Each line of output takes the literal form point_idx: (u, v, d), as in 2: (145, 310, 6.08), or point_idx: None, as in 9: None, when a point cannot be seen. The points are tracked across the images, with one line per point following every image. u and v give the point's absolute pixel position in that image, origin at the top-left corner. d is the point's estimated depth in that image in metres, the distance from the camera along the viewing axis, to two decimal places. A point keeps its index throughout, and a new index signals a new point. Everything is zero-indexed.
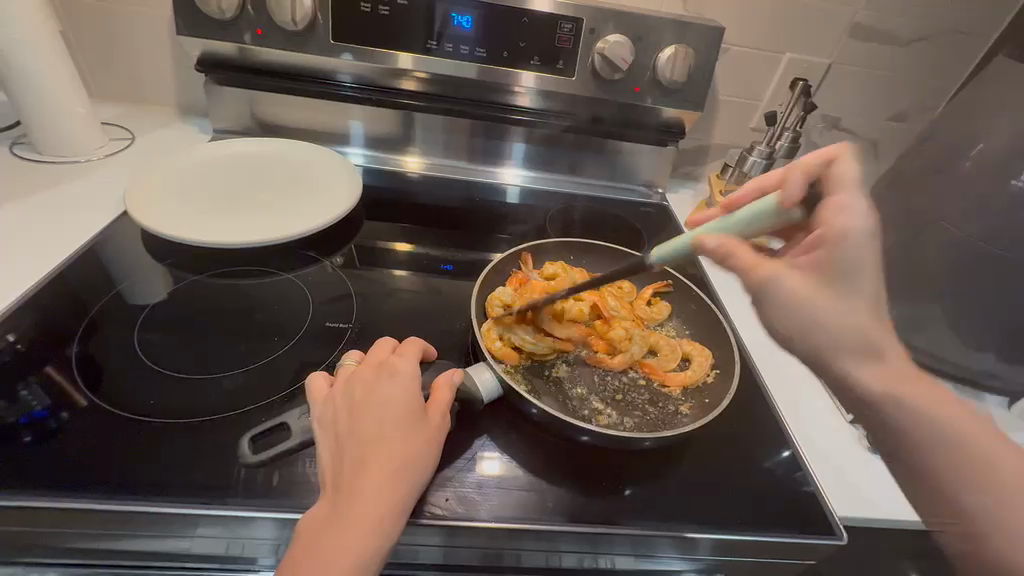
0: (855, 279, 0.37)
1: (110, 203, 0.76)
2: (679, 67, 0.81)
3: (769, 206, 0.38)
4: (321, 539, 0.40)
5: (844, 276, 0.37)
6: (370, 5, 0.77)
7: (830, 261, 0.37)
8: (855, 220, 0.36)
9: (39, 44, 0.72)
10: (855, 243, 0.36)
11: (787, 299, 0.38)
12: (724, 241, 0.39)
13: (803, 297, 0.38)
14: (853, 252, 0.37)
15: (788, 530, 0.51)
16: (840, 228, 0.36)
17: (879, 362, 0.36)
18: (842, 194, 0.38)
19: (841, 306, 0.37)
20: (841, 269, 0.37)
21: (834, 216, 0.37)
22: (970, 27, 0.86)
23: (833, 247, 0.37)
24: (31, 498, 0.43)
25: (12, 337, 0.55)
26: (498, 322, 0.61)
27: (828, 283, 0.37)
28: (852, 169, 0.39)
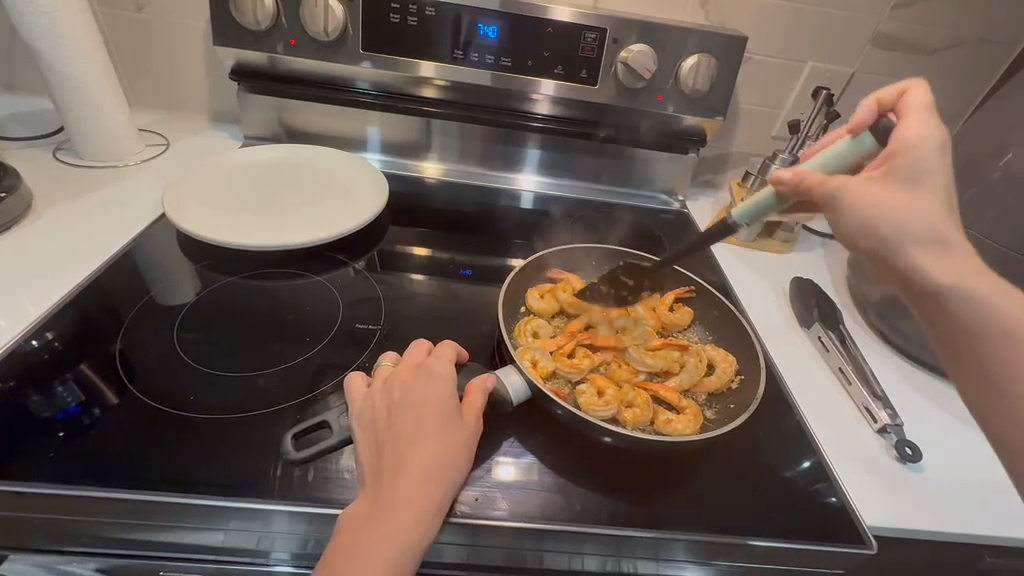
0: (923, 175, 0.43)
1: (145, 206, 0.78)
2: (702, 76, 0.82)
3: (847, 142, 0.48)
4: (364, 530, 0.41)
5: (915, 175, 0.43)
6: (399, 16, 0.79)
7: (897, 167, 0.43)
8: (927, 133, 0.43)
9: (85, 53, 0.75)
10: (921, 153, 0.42)
11: (851, 206, 0.44)
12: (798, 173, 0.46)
13: (868, 201, 0.43)
14: (924, 162, 0.42)
15: (813, 539, 0.51)
16: (908, 140, 0.43)
17: (939, 252, 0.42)
18: (912, 114, 0.44)
19: (910, 202, 0.42)
20: (908, 171, 0.43)
21: (905, 131, 0.43)
22: (996, 37, 0.85)
23: (903, 160, 0.43)
24: (70, 489, 0.45)
25: (51, 335, 0.58)
26: (533, 346, 0.61)
27: (891, 182, 0.43)
28: (924, 98, 0.45)
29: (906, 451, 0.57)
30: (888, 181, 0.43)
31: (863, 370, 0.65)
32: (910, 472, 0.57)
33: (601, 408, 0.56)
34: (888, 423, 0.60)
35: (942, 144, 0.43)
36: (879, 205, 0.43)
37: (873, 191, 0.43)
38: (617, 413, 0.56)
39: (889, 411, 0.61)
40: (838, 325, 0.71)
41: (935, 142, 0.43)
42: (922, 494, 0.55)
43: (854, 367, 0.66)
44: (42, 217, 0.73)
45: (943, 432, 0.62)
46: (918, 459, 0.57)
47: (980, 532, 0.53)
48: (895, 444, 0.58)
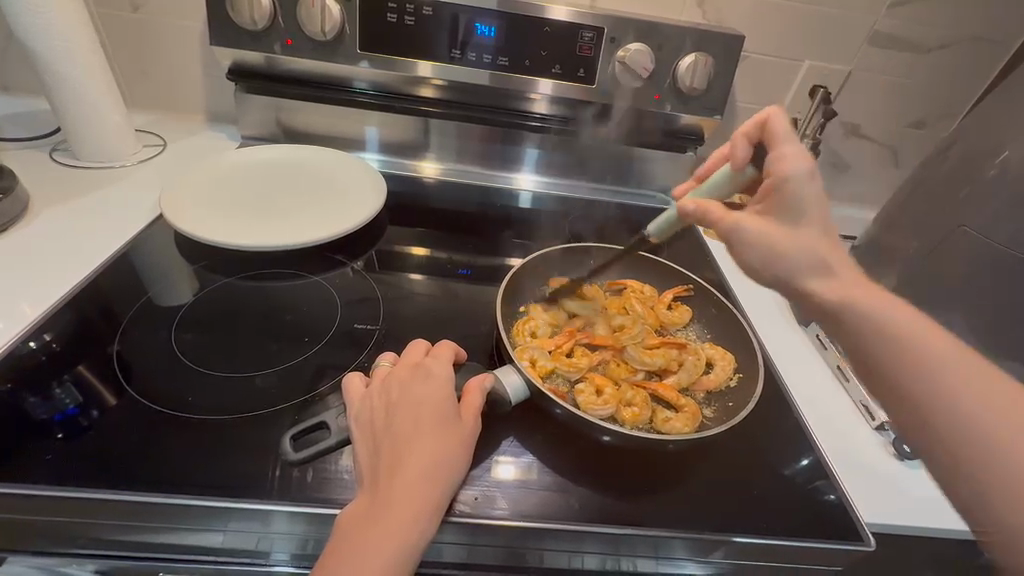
0: (800, 207, 0.44)
1: (143, 207, 0.78)
2: (699, 75, 0.82)
3: (727, 173, 0.51)
4: (365, 532, 0.41)
5: (794, 209, 0.45)
6: (396, 16, 0.79)
7: (776, 203, 0.45)
8: (799, 164, 0.45)
9: (81, 54, 0.75)
10: (796, 183, 0.44)
11: (751, 242, 0.45)
12: (700, 205, 0.48)
13: (765, 236, 0.45)
14: (800, 194, 0.44)
15: (812, 536, 0.51)
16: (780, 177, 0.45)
17: (831, 279, 0.43)
18: (779, 145, 0.47)
19: (794, 235, 0.44)
20: (787, 204, 0.45)
21: (779, 164, 0.46)
22: (991, 35, 0.86)
23: (778, 190, 0.45)
24: (68, 490, 0.45)
25: (48, 337, 0.58)
26: (532, 347, 0.60)
27: (774, 219, 0.46)
28: (784, 122, 0.47)
29: (903, 448, 0.58)
30: (770, 217, 0.46)
31: None
32: (908, 469, 0.57)
33: (600, 407, 0.56)
34: (885, 421, 0.60)
35: (814, 170, 0.44)
36: (770, 240, 0.45)
37: (764, 228, 0.45)
38: (615, 412, 0.56)
39: None
40: None
41: (809, 173, 0.44)
42: (919, 491, 0.55)
43: (851, 365, 0.66)
44: (39, 218, 0.72)
45: None
46: (916, 456, 0.57)
47: None
48: (893, 441, 0.59)
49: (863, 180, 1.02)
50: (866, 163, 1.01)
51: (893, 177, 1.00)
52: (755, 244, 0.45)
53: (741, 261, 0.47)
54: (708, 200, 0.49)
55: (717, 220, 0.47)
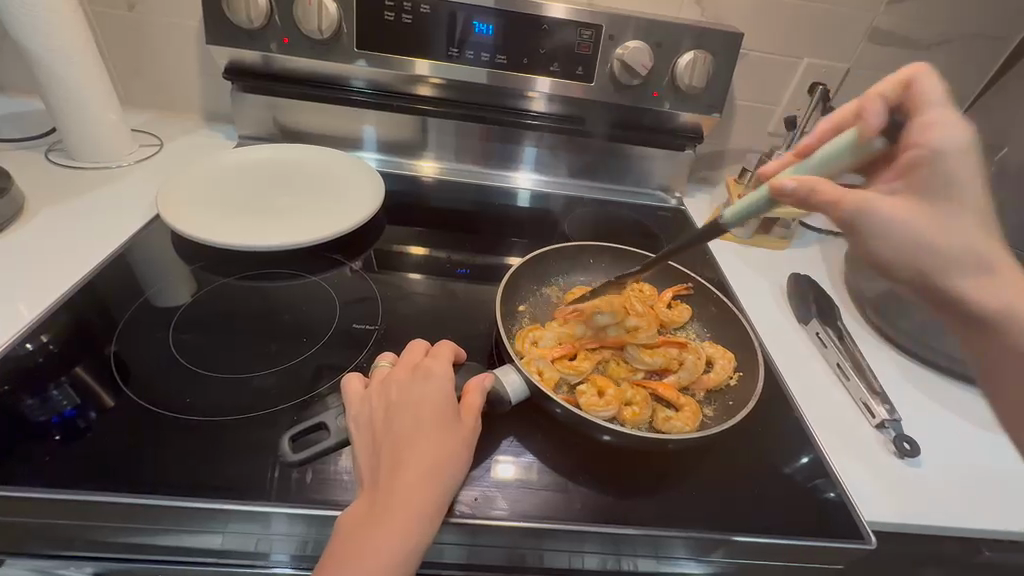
0: (956, 192, 0.41)
1: (138, 208, 0.77)
2: (698, 72, 0.81)
3: (851, 139, 0.41)
4: (365, 535, 0.41)
5: (950, 193, 0.41)
6: (393, 14, 0.79)
7: (922, 181, 0.41)
8: (951, 137, 0.40)
9: (77, 55, 0.74)
10: (950, 159, 0.40)
11: (889, 231, 0.42)
12: (803, 181, 0.41)
13: (909, 223, 0.41)
14: (954, 175, 0.40)
15: (811, 535, 0.51)
16: (931, 151, 0.40)
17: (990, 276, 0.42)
18: (926, 115, 0.41)
19: (950, 228, 0.41)
20: (940, 184, 0.41)
21: (930, 135, 0.41)
22: (990, 32, 0.85)
23: (926, 167, 0.41)
24: (66, 493, 0.45)
25: (45, 338, 0.57)
26: (535, 355, 0.59)
27: (919, 202, 0.42)
28: (937, 87, 0.42)
29: (904, 446, 0.58)
30: (915, 199, 0.42)
31: (860, 366, 0.65)
32: (908, 466, 0.57)
33: (603, 409, 0.55)
34: (885, 418, 0.60)
35: (971, 143, 0.40)
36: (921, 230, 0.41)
37: (903, 213, 0.42)
38: (618, 413, 0.56)
39: (887, 406, 0.61)
40: (834, 321, 0.72)
41: (967, 148, 0.40)
42: (920, 489, 0.55)
43: (851, 363, 0.66)
44: (34, 219, 0.72)
45: (939, 425, 0.62)
46: (917, 454, 0.57)
47: (979, 525, 0.53)
48: (893, 439, 0.58)
49: None
50: None
51: None
52: (899, 235, 0.42)
53: (870, 253, 0.44)
54: (815, 179, 0.41)
55: (830, 195, 0.41)
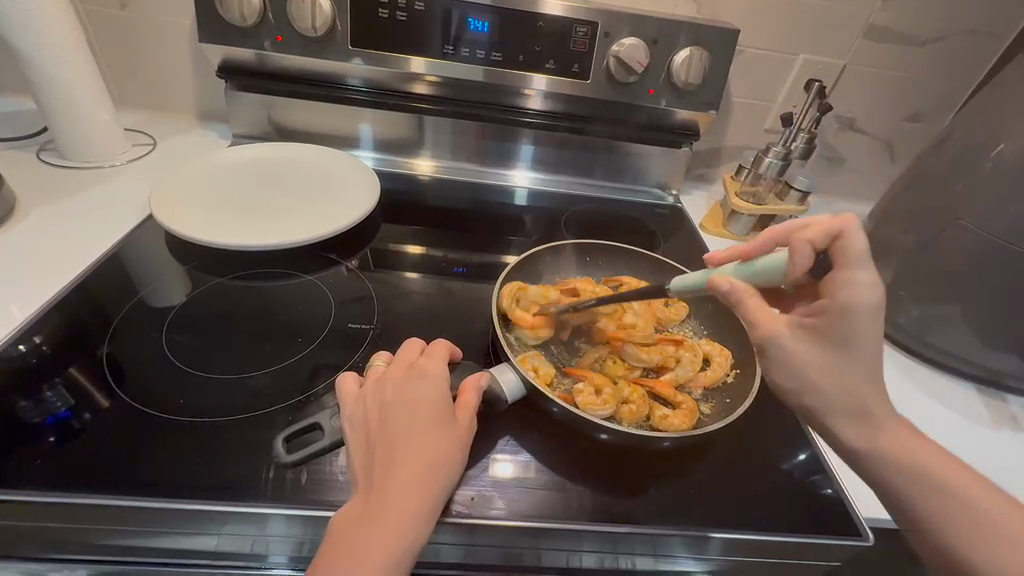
0: (857, 346, 0.44)
1: (132, 207, 0.77)
2: (695, 69, 0.81)
3: (778, 267, 0.44)
4: (359, 535, 0.41)
5: (848, 348, 0.44)
6: (388, 11, 0.78)
7: (826, 331, 0.44)
8: (863, 296, 0.42)
9: (69, 54, 0.73)
10: (855, 318, 0.42)
11: (790, 365, 0.46)
12: (737, 287, 0.46)
13: (802, 360, 0.45)
14: (855, 331, 0.43)
15: (810, 531, 0.51)
16: (840, 306, 0.43)
17: (866, 424, 0.45)
18: (848, 268, 0.43)
19: (843, 375, 0.44)
20: (843, 337, 0.43)
21: (845, 290, 0.43)
22: (986, 28, 0.85)
23: (835, 321, 0.43)
24: (59, 495, 0.44)
25: (38, 339, 0.57)
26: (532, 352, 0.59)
27: (824, 345, 0.45)
28: (862, 245, 0.42)
29: None
30: (817, 343, 0.45)
31: None
32: None
33: (600, 408, 0.55)
34: None
35: (881, 306, 0.42)
36: (816, 372, 0.45)
37: (801, 352, 0.46)
38: (614, 411, 0.56)
39: None
40: None
41: (876, 308, 0.42)
42: None
43: None
44: (25, 220, 0.71)
45: None
46: None
47: None
48: None
49: (859, 174, 1.02)
50: (861, 157, 1.01)
51: (888, 172, 1.01)
52: (796, 375, 0.46)
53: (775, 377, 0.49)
54: (744, 291, 0.46)
55: (750, 312, 0.46)
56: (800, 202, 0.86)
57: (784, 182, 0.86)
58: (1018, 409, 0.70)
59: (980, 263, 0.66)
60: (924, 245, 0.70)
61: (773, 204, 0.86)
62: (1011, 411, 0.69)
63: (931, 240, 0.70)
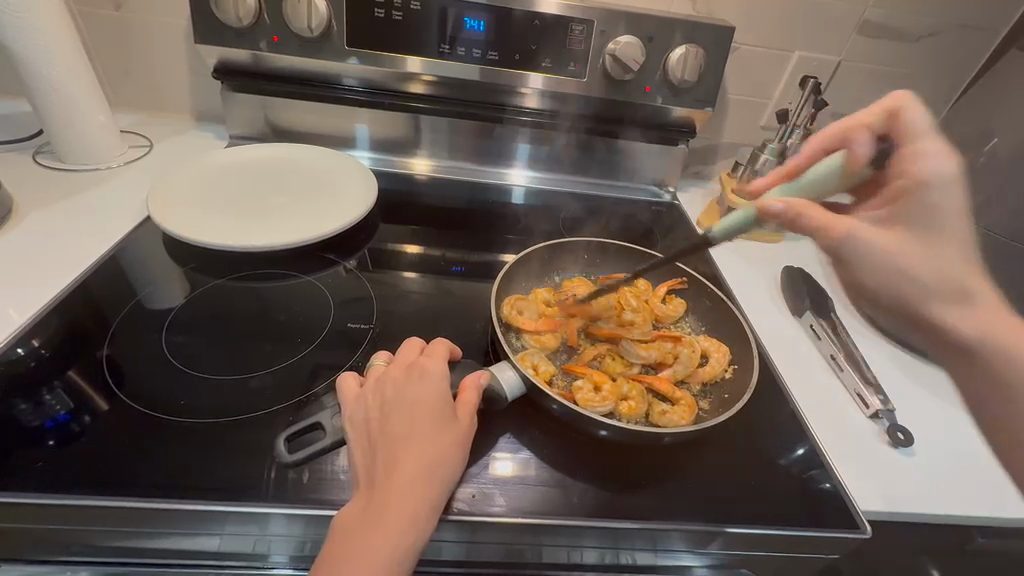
0: (938, 221, 0.44)
1: (130, 209, 0.77)
2: (690, 66, 0.81)
3: (839, 167, 0.45)
4: (364, 534, 0.41)
5: (932, 227, 0.44)
6: (383, 11, 0.78)
7: (906, 211, 0.45)
8: (938, 167, 0.45)
9: (64, 54, 0.73)
10: (937, 187, 0.44)
11: (864, 256, 0.45)
12: (790, 203, 0.43)
13: (888, 253, 0.45)
14: (935, 210, 0.44)
15: (807, 525, 0.51)
16: (920, 178, 0.45)
17: (962, 306, 0.43)
18: (909, 150, 0.46)
19: (935, 259, 0.44)
20: (917, 216, 0.45)
21: (920, 162, 0.45)
22: (979, 24, 0.86)
23: (913, 199, 0.45)
24: (60, 497, 0.45)
25: (37, 342, 0.57)
26: (531, 350, 0.60)
27: (902, 231, 0.45)
28: (923, 118, 0.47)
29: (898, 436, 0.58)
30: (905, 226, 0.45)
31: (853, 357, 0.67)
32: (902, 455, 0.58)
33: (598, 404, 0.55)
34: (879, 408, 0.61)
35: (958, 173, 0.44)
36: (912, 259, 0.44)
37: (884, 240, 0.45)
38: (615, 408, 0.56)
39: (879, 396, 0.62)
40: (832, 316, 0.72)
41: (949, 178, 0.44)
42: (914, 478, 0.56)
43: (844, 353, 0.67)
44: (22, 223, 0.71)
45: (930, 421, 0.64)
46: (910, 443, 0.58)
47: (973, 514, 0.54)
48: (887, 429, 0.59)
49: None
50: None
51: None
52: (886, 269, 0.45)
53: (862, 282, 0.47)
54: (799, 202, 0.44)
55: (817, 215, 0.44)
56: None
57: None
58: None
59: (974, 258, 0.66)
60: None
61: None
62: None
63: None
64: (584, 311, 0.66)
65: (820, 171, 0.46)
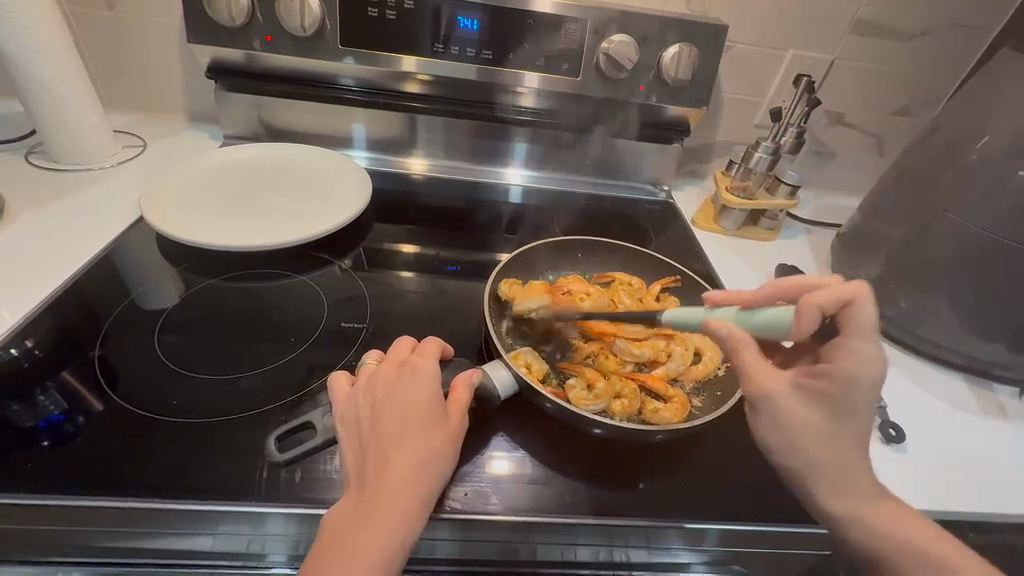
0: (849, 411, 0.45)
1: (124, 209, 0.77)
2: (684, 65, 0.81)
3: (786, 324, 0.45)
4: (353, 534, 0.41)
5: (843, 414, 0.45)
6: (377, 11, 0.78)
7: (827, 396, 0.45)
8: (867, 369, 0.44)
9: (56, 54, 0.73)
10: (858, 389, 0.44)
11: (779, 421, 0.46)
12: (734, 333, 0.46)
13: (793, 420, 0.45)
14: (851, 402, 0.45)
15: (802, 521, 0.51)
16: (849, 372, 0.44)
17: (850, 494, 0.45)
18: (852, 339, 0.45)
19: (834, 442, 0.45)
20: (840, 403, 0.45)
21: (847, 357, 0.44)
22: (972, 23, 0.86)
23: (839, 386, 0.44)
24: (53, 498, 0.44)
25: (30, 343, 0.56)
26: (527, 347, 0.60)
27: (818, 411, 0.45)
28: (868, 316, 0.45)
29: (890, 433, 0.59)
30: (817, 407, 0.45)
31: None
32: (895, 452, 0.59)
33: (592, 402, 0.55)
34: None
35: (877, 380, 0.44)
36: (806, 434, 0.45)
37: (796, 412, 0.45)
38: (608, 406, 0.56)
39: None
40: None
41: (869, 383, 0.44)
42: (907, 474, 0.57)
43: None
44: (14, 223, 0.71)
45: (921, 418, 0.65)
46: (902, 440, 0.59)
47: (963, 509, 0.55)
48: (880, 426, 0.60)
49: (850, 168, 1.03)
50: (851, 152, 1.02)
51: (877, 166, 1.02)
52: (787, 441, 0.46)
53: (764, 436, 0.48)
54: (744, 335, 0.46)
55: (745, 358, 0.46)
56: (789, 195, 0.87)
57: (774, 176, 0.87)
58: (1005, 398, 0.71)
59: (966, 255, 0.67)
60: (911, 238, 0.71)
61: (762, 197, 0.87)
62: (997, 401, 0.70)
63: (918, 232, 0.70)
64: (574, 307, 0.66)
65: (773, 320, 0.46)
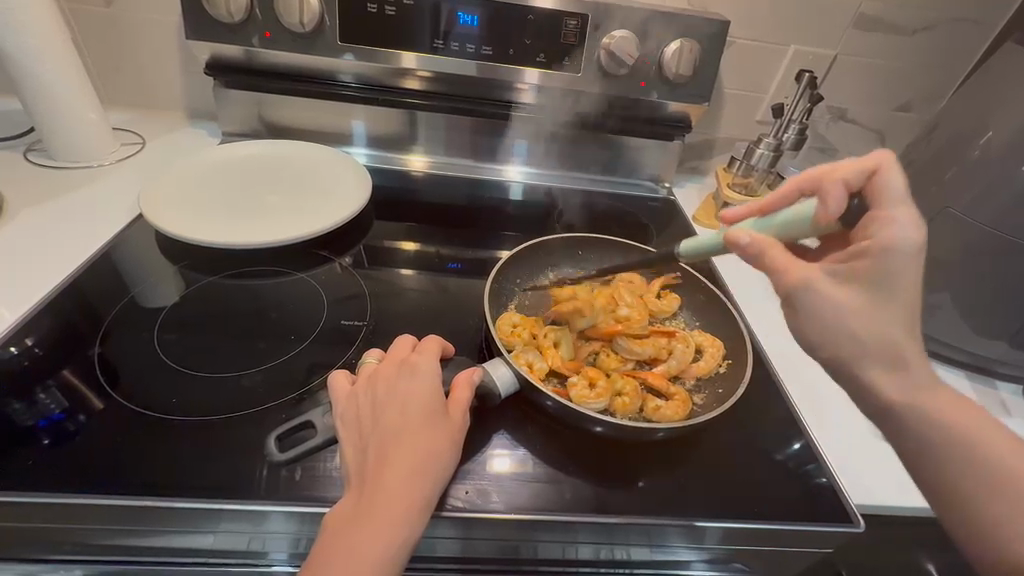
0: (894, 285, 0.41)
1: (122, 207, 0.76)
2: (685, 61, 0.81)
3: (809, 216, 0.44)
4: (353, 534, 0.41)
5: (886, 289, 0.42)
6: (375, 6, 0.78)
7: (868, 274, 0.42)
8: (908, 235, 0.40)
9: (54, 51, 0.73)
10: (898, 257, 0.40)
11: (815, 309, 0.43)
12: (756, 239, 0.44)
13: (835, 306, 0.42)
14: (896, 270, 0.41)
15: (803, 519, 0.51)
16: (883, 241, 0.41)
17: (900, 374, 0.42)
18: (886, 209, 0.42)
19: (876, 317, 0.42)
20: (881, 280, 0.41)
21: (885, 229, 0.41)
22: (976, 17, 0.86)
23: (876, 262, 0.41)
24: (54, 496, 0.44)
25: (30, 342, 0.56)
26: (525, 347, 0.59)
27: (853, 289, 0.42)
28: (898, 183, 0.42)
29: None
30: (855, 288, 0.42)
31: None
32: None
33: (593, 401, 0.55)
34: None
35: (921, 246, 0.40)
36: (849, 317, 0.42)
37: (832, 296, 0.42)
38: (609, 404, 0.56)
39: None
40: None
41: (913, 250, 0.40)
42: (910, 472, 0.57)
43: None
44: (14, 221, 0.71)
45: None
46: None
47: None
48: None
49: None
50: (853, 148, 1.01)
51: None
52: (830, 329, 0.43)
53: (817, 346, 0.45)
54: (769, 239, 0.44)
55: (778, 259, 0.44)
56: None
57: (775, 172, 0.87)
58: (1008, 395, 0.70)
59: (968, 251, 0.66)
60: None
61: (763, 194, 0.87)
62: (1000, 398, 0.70)
63: None
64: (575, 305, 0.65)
65: (789, 219, 0.45)
